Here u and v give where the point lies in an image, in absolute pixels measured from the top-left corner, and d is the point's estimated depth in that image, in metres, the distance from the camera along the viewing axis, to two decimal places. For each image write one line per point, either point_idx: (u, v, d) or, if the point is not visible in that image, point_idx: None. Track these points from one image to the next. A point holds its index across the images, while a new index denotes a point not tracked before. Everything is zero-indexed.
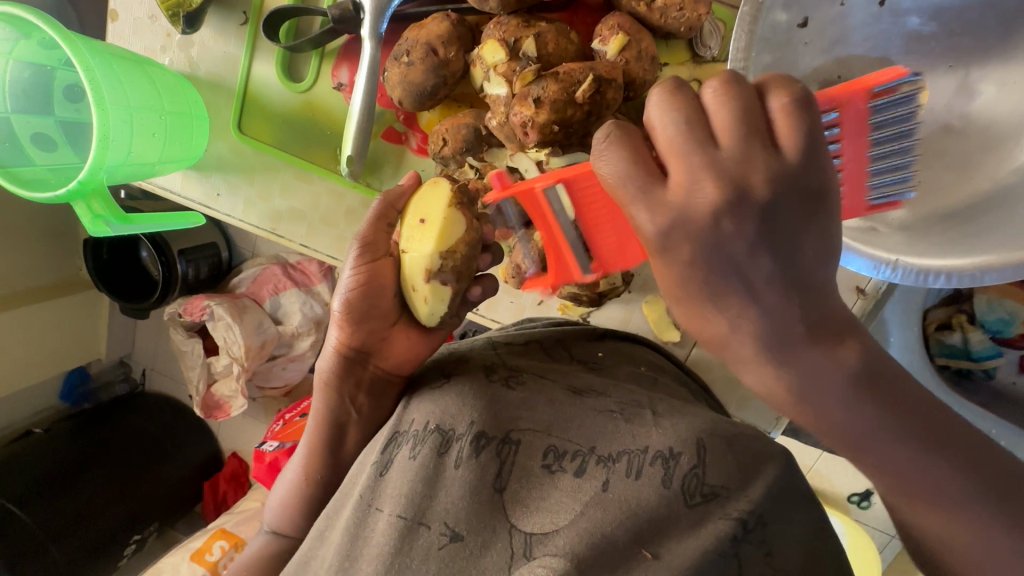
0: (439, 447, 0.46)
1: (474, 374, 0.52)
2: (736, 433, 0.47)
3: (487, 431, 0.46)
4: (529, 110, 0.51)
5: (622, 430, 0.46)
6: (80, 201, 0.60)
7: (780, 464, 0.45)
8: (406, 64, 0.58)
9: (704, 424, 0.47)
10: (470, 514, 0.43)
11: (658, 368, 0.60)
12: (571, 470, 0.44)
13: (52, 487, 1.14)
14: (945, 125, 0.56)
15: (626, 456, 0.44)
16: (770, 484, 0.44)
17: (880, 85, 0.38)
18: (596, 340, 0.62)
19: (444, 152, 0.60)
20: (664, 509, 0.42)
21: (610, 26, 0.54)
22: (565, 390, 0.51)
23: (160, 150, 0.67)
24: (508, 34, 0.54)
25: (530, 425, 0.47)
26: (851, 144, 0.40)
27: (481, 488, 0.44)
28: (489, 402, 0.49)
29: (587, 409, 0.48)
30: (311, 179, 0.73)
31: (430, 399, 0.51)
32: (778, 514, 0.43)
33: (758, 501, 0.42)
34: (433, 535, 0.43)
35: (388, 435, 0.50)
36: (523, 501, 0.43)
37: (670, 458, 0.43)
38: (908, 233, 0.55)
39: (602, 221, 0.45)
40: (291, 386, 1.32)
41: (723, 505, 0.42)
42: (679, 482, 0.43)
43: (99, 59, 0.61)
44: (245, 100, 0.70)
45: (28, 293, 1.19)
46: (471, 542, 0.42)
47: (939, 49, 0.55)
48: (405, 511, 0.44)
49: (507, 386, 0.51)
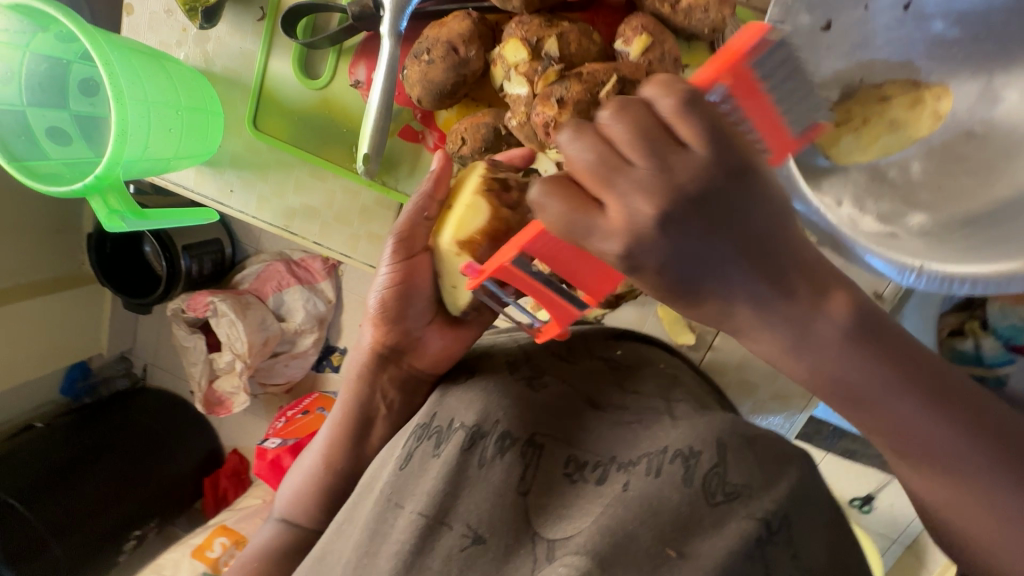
0: (467, 443, 0.46)
1: (499, 371, 0.52)
2: (757, 433, 0.46)
3: (512, 432, 0.46)
4: (552, 111, 0.51)
5: (640, 436, 0.47)
6: (96, 196, 0.59)
7: (802, 466, 0.45)
8: (427, 62, 0.57)
9: (725, 422, 0.46)
10: (494, 517, 0.43)
11: (677, 368, 0.60)
12: (593, 480, 0.45)
13: (54, 483, 1.14)
14: (967, 129, 0.56)
15: (646, 457, 0.44)
16: (795, 483, 0.43)
17: (746, 46, 0.34)
18: (613, 338, 0.61)
19: (463, 151, 0.60)
20: (687, 507, 0.41)
21: (633, 26, 0.53)
22: (586, 399, 0.51)
23: (175, 146, 0.66)
24: (530, 33, 0.54)
25: (550, 429, 0.47)
26: (767, 116, 0.35)
27: (506, 491, 0.44)
28: (520, 401, 0.48)
29: (606, 420, 0.49)
30: (326, 175, 0.73)
31: (453, 395, 0.51)
32: (804, 518, 0.42)
33: (781, 501, 0.42)
34: (455, 536, 0.43)
35: (414, 428, 0.50)
36: (547, 507, 0.43)
37: (690, 456, 0.43)
38: (929, 238, 0.54)
39: (568, 258, 0.39)
40: (294, 383, 1.31)
41: (747, 505, 0.41)
42: (700, 480, 0.42)
43: (117, 53, 0.60)
44: (260, 96, 0.70)
45: (29, 287, 1.18)
46: (494, 546, 0.42)
47: (961, 54, 0.55)
48: (426, 510, 0.44)
49: (530, 386, 0.50)
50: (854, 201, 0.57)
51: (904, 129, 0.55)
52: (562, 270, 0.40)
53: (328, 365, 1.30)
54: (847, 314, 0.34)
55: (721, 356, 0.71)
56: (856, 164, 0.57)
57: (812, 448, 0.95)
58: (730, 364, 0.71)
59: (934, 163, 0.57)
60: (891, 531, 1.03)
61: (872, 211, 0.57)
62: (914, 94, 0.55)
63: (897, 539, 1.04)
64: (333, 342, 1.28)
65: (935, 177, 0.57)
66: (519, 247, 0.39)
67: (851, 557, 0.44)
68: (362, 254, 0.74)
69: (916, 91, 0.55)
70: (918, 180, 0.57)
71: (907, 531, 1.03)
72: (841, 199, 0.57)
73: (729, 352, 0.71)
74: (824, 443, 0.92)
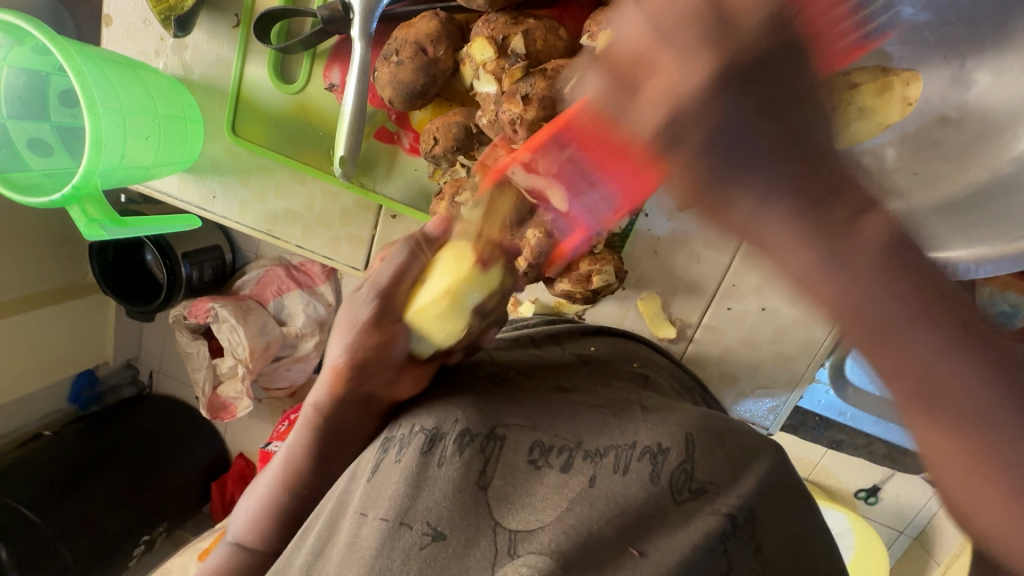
0: (425, 446, 0.45)
1: (465, 376, 0.53)
2: (724, 428, 0.48)
3: (471, 428, 0.46)
4: (517, 108, 0.52)
5: (610, 425, 0.46)
6: (75, 205, 0.60)
7: (770, 460, 0.47)
8: (396, 63, 0.58)
9: (693, 420, 0.47)
10: (453, 513, 0.42)
11: (651, 365, 0.61)
12: (559, 465, 0.44)
13: (62, 490, 1.16)
14: (940, 115, 0.56)
15: (615, 451, 0.44)
16: (760, 476, 0.45)
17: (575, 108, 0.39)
18: (589, 335, 0.64)
19: (435, 150, 0.60)
20: (652, 505, 0.42)
21: (598, 21, 0.53)
22: (551, 390, 0.51)
23: (153, 153, 0.67)
24: (495, 32, 0.54)
25: (516, 420, 0.47)
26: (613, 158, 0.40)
27: (465, 485, 0.43)
28: (483, 399, 0.49)
29: (576, 404, 0.49)
30: (305, 180, 0.73)
31: (414, 416, 0.49)
32: (767, 510, 0.44)
33: (746, 496, 0.43)
34: (415, 535, 0.42)
35: (381, 439, 0.50)
36: (509, 496, 0.43)
37: (659, 453, 0.44)
38: (904, 224, 0.55)
39: (612, 159, 0.40)
40: (296, 387, 1.32)
41: (712, 501, 0.43)
42: (667, 478, 0.43)
43: (91, 65, 0.61)
44: (237, 102, 0.70)
45: (33, 298, 1.21)
46: (454, 542, 0.41)
47: (932, 39, 0.55)
48: (388, 513, 0.43)
49: (494, 384, 0.51)
50: None
51: (875, 116, 0.53)
52: (603, 161, 0.41)
53: (328, 367, 1.31)
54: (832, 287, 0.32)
55: (707, 350, 0.71)
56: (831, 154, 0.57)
57: (802, 440, 0.94)
58: (713, 356, 0.71)
59: (909, 150, 0.57)
60: (898, 522, 1.02)
61: None
62: (884, 81, 0.53)
63: (904, 530, 1.03)
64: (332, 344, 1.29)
65: (911, 164, 0.57)
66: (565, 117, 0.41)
67: (817, 543, 0.46)
68: (344, 256, 0.75)
69: (884, 77, 0.53)
70: (894, 167, 0.57)
71: (914, 522, 1.02)
72: None
73: (714, 345, 0.71)
74: (819, 436, 0.92)
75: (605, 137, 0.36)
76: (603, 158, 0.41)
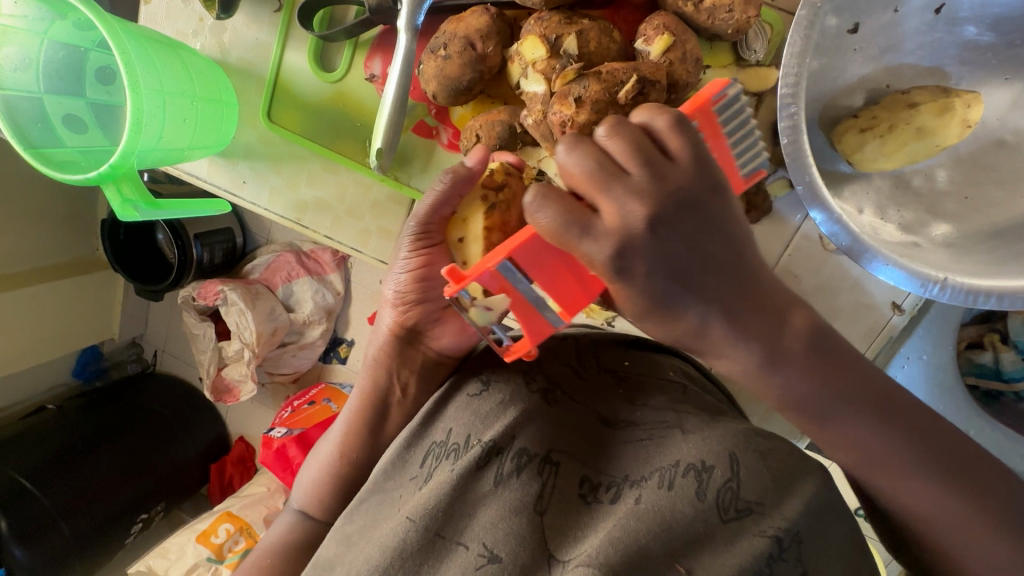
0: (482, 460, 0.44)
1: (514, 378, 0.50)
2: (770, 446, 0.44)
3: (529, 448, 0.45)
4: (569, 110, 0.50)
5: (652, 450, 0.45)
6: (111, 185, 0.59)
7: (819, 481, 0.42)
8: (443, 58, 0.57)
9: (737, 435, 0.44)
10: (509, 534, 0.41)
11: (691, 380, 0.56)
12: (607, 499, 0.43)
13: (63, 465, 1.15)
14: (998, 139, 0.55)
15: (658, 472, 0.43)
16: (807, 501, 0.41)
17: (712, 96, 0.40)
18: (619, 347, 0.58)
19: (477, 148, 0.59)
20: (698, 524, 0.40)
21: (655, 26, 0.52)
22: (596, 419, 0.49)
23: (189, 136, 0.66)
24: (549, 30, 0.53)
25: (567, 447, 0.46)
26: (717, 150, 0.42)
27: (521, 508, 0.42)
28: (530, 417, 0.47)
29: (621, 438, 0.47)
30: (339, 170, 0.72)
31: (462, 405, 0.50)
32: (816, 537, 0.40)
33: (794, 518, 0.40)
34: (471, 555, 0.41)
35: (426, 449, 0.48)
36: (563, 529, 0.42)
37: (703, 470, 0.41)
38: (953, 249, 0.54)
39: (554, 272, 0.40)
40: (301, 373, 1.31)
41: (758, 522, 0.39)
42: (713, 495, 0.40)
43: (135, 43, 0.60)
44: (275, 88, 0.69)
45: (42, 271, 1.20)
46: (510, 565, 0.40)
47: (995, 61, 0.54)
48: (442, 529, 0.42)
49: (545, 401, 0.49)
50: (876, 209, 0.56)
51: (932, 137, 0.52)
52: (544, 282, 0.40)
53: (335, 357, 1.30)
54: (808, 328, 0.43)
55: None
56: (879, 172, 0.56)
57: None
58: None
59: (961, 173, 0.56)
60: None
61: (895, 220, 0.56)
62: (945, 101, 0.52)
63: None
64: (341, 334, 1.27)
65: (961, 187, 0.56)
66: (508, 252, 0.39)
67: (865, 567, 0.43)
68: (373, 249, 0.74)
69: (945, 99, 0.52)
70: (944, 191, 0.56)
71: None
72: (862, 208, 0.56)
73: None
74: None
75: (557, 259, 0.40)
76: (550, 283, 0.40)
